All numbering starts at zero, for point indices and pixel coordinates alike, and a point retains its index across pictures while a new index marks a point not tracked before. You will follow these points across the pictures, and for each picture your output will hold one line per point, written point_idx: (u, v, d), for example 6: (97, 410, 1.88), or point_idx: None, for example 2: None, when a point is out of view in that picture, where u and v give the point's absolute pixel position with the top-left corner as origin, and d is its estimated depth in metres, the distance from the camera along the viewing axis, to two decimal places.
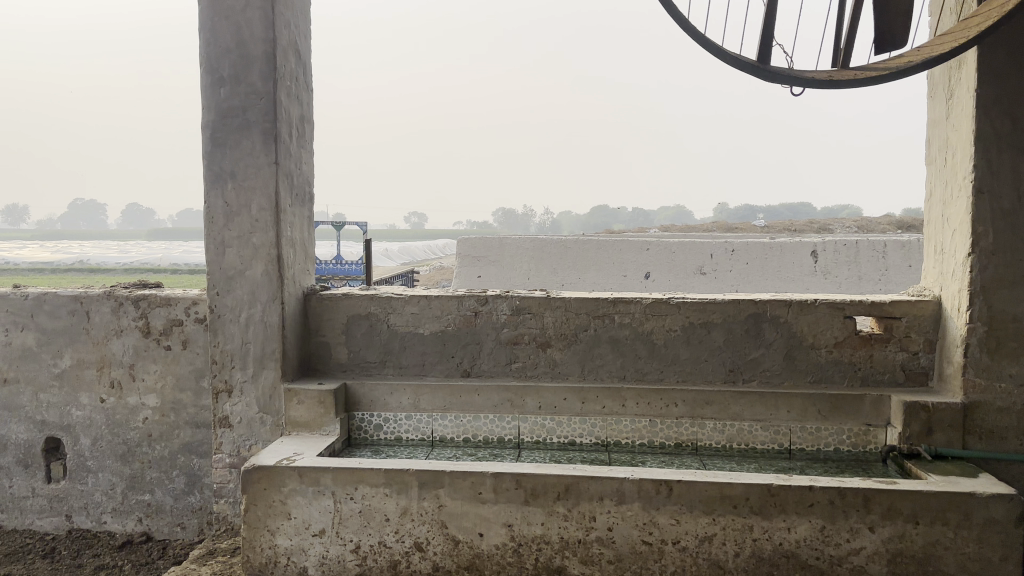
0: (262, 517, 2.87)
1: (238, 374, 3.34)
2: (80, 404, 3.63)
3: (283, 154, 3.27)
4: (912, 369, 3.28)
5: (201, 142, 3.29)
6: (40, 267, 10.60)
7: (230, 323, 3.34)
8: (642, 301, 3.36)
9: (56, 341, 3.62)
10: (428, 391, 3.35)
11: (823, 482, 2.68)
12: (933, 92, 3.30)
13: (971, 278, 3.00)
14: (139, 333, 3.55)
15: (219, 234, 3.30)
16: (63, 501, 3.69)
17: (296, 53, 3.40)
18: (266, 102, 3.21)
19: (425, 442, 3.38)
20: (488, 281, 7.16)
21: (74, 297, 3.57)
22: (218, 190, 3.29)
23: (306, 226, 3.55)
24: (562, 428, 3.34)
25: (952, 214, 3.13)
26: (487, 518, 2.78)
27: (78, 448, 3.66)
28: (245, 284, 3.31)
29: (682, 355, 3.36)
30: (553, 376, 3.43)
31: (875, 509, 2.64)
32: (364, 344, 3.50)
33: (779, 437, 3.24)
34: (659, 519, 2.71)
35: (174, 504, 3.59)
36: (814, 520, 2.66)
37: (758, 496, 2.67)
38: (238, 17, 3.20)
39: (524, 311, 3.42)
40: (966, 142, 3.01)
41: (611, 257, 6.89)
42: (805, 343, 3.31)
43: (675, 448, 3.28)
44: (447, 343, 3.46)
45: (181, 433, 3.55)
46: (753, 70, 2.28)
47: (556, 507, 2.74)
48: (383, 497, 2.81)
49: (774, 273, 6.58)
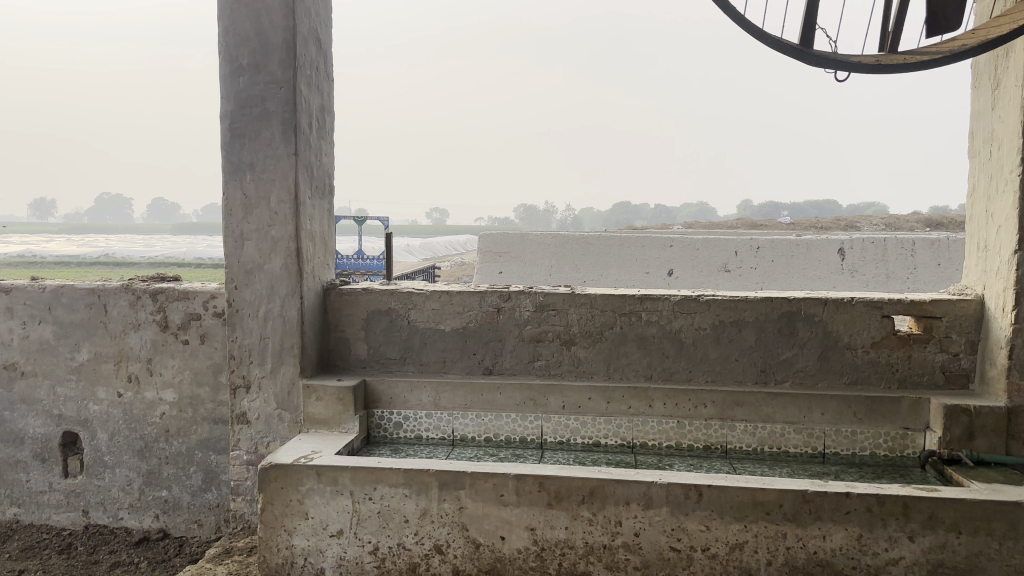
0: (279, 516, 2.80)
1: (256, 370, 3.28)
2: (97, 399, 3.58)
3: (302, 145, 3.19)
4: (953, 371, 3.15)
5: (220, 133, 3.22)
6: (67, 262, 10.70)
7: (249, 318, 3.27)
8: (669, 299, 3.25)
9: (74, 334, 3.57)
10: (450, 388, 3.27)
11: (861, 488, 2.56)
12: (978, 81, 3.16)
13: (1017, 276, 2.86)
14: (157, 327, 3.49)
15: (238, 227, 3.24)
16: (80, 496, 3.65)
17: (317, 42, 3.32)
18: (286, 92, 3.14)
19: (445, 441, 3.30)
20: (510, 278, 7.08)
21: (91, 291, 3.52)
22: (237, 181, 3.22)
23: (326, 219, 3.48)
24: (586, 428, 3.24)
25: (997, 209, 2.99)
26: (508, 521, 2.69)
27: (95, 443, 3.61)
28: (264, 278, 3.24)
29: (712, 355, 3.25)
30: (577, 375, 3.33)
31: (915, 517, 2.52)
32: (385, 341, 3.43)
33: (812, 441, 3.11)
34: (688, 525, 2.61)
35: (191, 501, 3.53)
36: (850, 528, 2.54)
37: (792, 502, 2.55)
38: (257, 4, 3.12)
39: (548, 307, 3.32)
40: (1014, 133, 2.87)
41: (635, 253, 6.72)
42: (841, 343, 3.19)
43: (703, 451, 3.17)
44: (469, 340, 3.38)
45: (199, 429, 3.49)
46: (796, 53, 2.18)
47: (580, 511, 2.65)
48: (402, 497, 2.73)
49: (800, 271, 6.42)
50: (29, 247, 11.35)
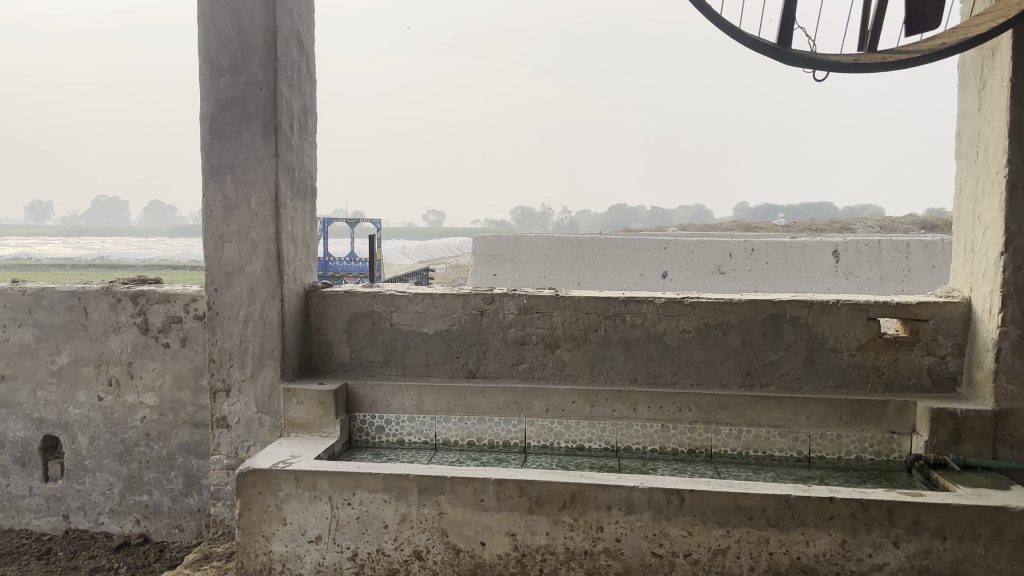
0: (257, 522, 2.76)
1: (236, 373, 3.24)
2: (78, 402, 3.54)
3: (283, 146, 3.16)
4: (939, 374, 3.12)
5: (200, 133, 3.19)
6: (57, 263, 10.65)
7: (229, 321, 3.23)
8: (654, 301, 3.22)
9: (54, 337, 3.53)
10: (432, 392, 3.24)
11: (845, 493, 2.53)
12: (964, 82, 3.13)
13: (1004, 278, 2.84)
14: (138, 330, 3.46)
15: (218, 229, 3.21)
16: (60, 501, 3.61)
17: (299, 42, 3.29)
18: (267, 92, 3.11)
19: (428, 445, 3.26)
20: (503, 280, 7.00)
21: (71, 293, 3.48)
22: (217, 183, 3.19)
23: (308, 221, 3.45)
24: (570, 432, 3.21)
25: (983, 211, 2.97)
26: (489, 526, 2.66)
27: (75, 447, 3.57)
28: (244, 280, 3.20)
29: (697, 358, 3.22)
30: (561, 378, 3.30)
31: (899, 522, 2.49)
32: (367, 344, 3.39)
33: (798, 445, 3.08)
34: (670, 531, 2.58)
35: (172, 506, 3.50)
36: (834, 534, 2.51)
37: (775, 507, 2.53)
38: (238, 4, 3.09)
39: (531, 310, 3.30)
40: (1000, 134, 2.85)
41: (628, 255, 6.72)
42: (826, 346, 3.16)
43: (688, 455, 3.14)
44: (452, 343, 3.35)
45: (180, 433, 3.46)
46: (773, 52, 2.17)
47: (561, 516, 2.62)
48: (381, 503, 2.69)
49: (794, 274, 6.39)
50: (19, 249, 11.29)
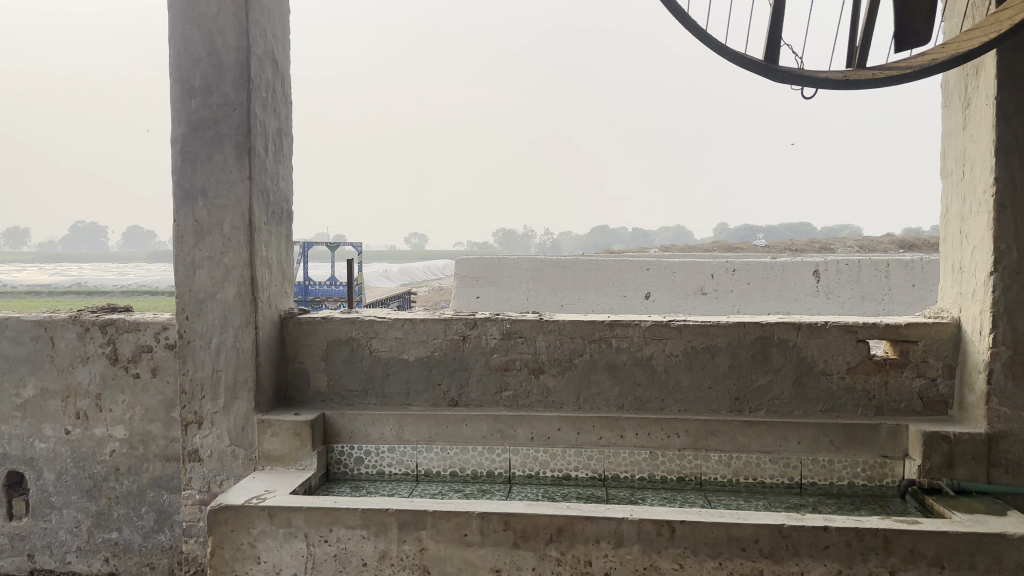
0: (229, 561, 2.64)
1: (208, 405, 3.12)
2: (44, 436, 3.40)
3: (257, 169, 3.07)
4: (930, 397, 3.06)
5: (170, 157, 3.09)
6: (31, 289, 10.45)
7: (200, 350, 3.12)
8: (640, 324, 3.15)
9: (18, 369, 3.39)
10: (413, 421, 3.13)
11: (839, 521, 2.45)
12: (948, 100, 3.10)
13: (994, 299, 2.79)
14: (106, 361, 3.34)
15: (189, 255, 3.10)
16: (25, 539, 3.45)
17: (273, 63, 3.22)
18: (240, 113, 3.02)
19: (409, 476, 3.16)
20: (487, 303, 6.97)
21: (37, 323, 3.35)
22: (188, 207, 3.09)
23: (284, 245, 3.36)
24: (555, 461, 3.12)
25: (971, 230, 2.93)
26: (473, 562, 2.55)
27: (41, 483, 3.42)
28: (217, 307, 3.10)
29: (684, 383, 3.15)
30: (546, 405, 3.21)
31: (896, 552, 2.41)
32: (345, 372, 3.29)
33: (789, 471, 3.01)
34: (660, 563, 2.48)
35: (143, 543, 3.36)
36: (830, 564, 2.43)
37: (768, 537, 2.44)
38: (210, 24, 3.01)
39: (515, 334, 3.21)
40: (986, 152, 2.81)
41: (611, 276, 6.63)
42: (815, 369, 3.10)
43: (677, 483, 3.06)
44: (433, 369, 3.25)
45: (151, 467, 3.34)
46: (761, 69, 2.12)
47: (548, 550, 2.52)
48: (360, 539, 2.58)
49: (776, 293, 6.34)
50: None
